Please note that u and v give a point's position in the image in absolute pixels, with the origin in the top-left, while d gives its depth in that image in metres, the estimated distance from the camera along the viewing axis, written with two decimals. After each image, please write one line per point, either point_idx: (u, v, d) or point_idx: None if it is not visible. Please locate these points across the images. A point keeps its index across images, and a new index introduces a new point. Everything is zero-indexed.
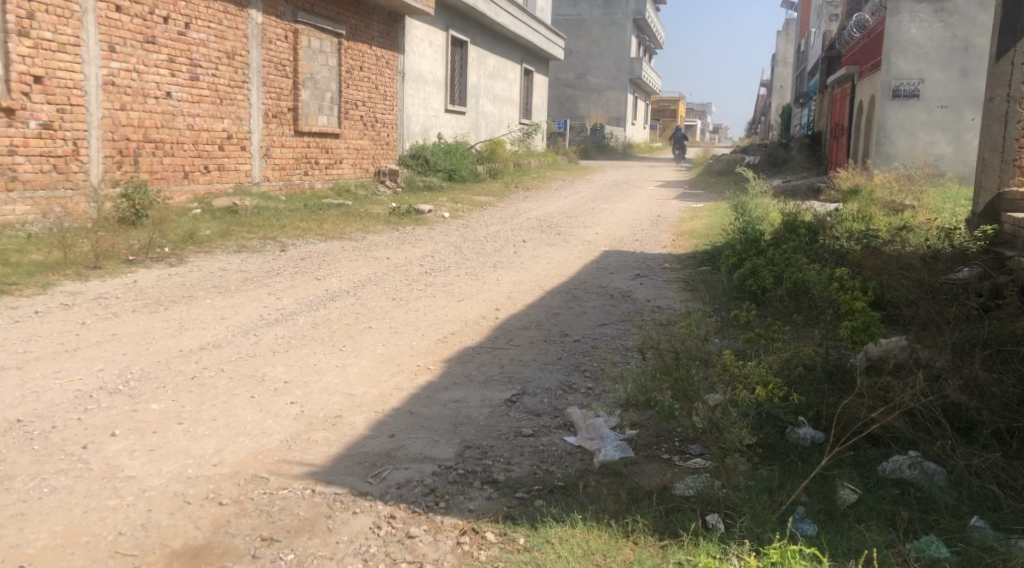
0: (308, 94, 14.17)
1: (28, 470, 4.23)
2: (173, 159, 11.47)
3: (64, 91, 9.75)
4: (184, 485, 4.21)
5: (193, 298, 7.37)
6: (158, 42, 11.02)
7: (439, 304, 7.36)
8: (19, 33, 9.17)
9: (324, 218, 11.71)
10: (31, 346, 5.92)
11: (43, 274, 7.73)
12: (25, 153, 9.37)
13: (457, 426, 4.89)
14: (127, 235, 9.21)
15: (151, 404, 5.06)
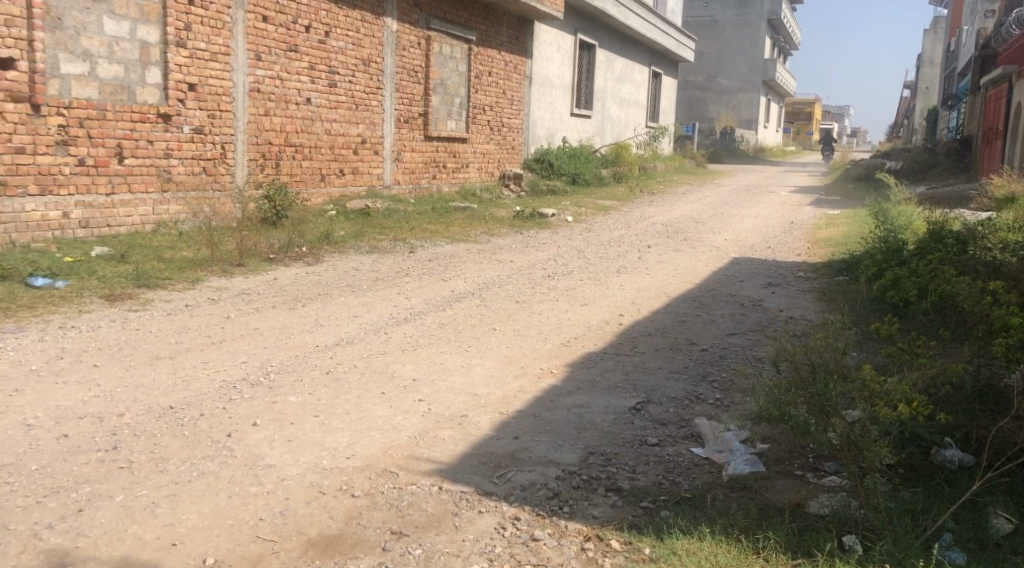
0: (438, 99, 14.50)
1: (178, 454, 4.50)
2: (311, 162, 11.94)
3: (215, 98, 10.29)
4: (319, 475, 4.40)
5: (327, 296, 7.67)
6: (299, 50, 11.49)
7: (563, 308, 7.41)
8: (176, 43, 9.74)
9: (451, 221, 11.95)
10: (181, 337, 6.29)
11: (193, 270, 8.20)
12: (179, 156, 9.95)
13: (581, 431, 4.92)
14: (268, 235, 9.66)
15: (290, 396, 5.30)
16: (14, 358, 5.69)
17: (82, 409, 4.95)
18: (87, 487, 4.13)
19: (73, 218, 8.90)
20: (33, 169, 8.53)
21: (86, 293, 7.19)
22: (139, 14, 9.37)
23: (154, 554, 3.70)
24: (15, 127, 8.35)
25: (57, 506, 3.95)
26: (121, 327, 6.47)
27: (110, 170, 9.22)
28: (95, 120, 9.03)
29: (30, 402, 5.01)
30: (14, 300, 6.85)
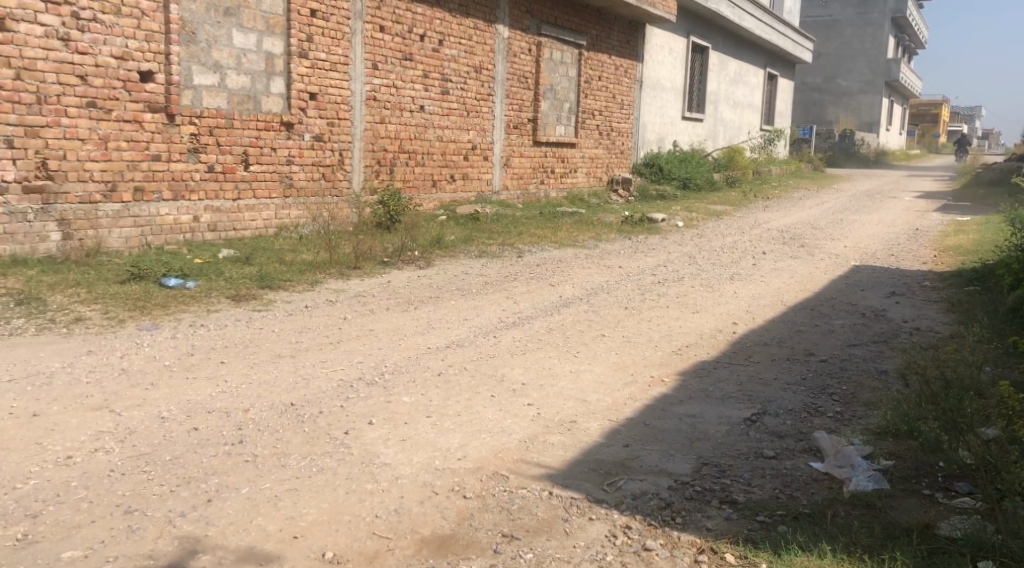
0: (548, 104, 14.56)
1: (299, 450, 4.66)
2: (423, 168, 12.17)
3: (334, 107, 10.62)
4: (432, 475, 4.49)
5: (438, 299, 7.80)
6: (414, 59, 11.74)
7: (674, 316, 7.33)
8: (298, 54, 10.09)
9: (559, 226, 11.98)
10: (301, 337, 6.52)
11: (311, 272, 8.48)
12: (300, 163, 10.31)
13: (694, 441, 4.86)
14: (382, 239, 9.90)
15: (403, 396, 5.42)
16: (149, 353, 6.01)
17: (211, 403, 5.19)
18: (215, 478, 4.32)
19: (202, 222, 9.32)
20: (167, 176, 8.97)
21: (213, 293, 7.54)
22: (265, 26, 9.75)
23: (277, 545, 3.84)
24: (152, 136, 8.79)
25: (188, 496, 4.15)
26: (246, 326, 6.74)
27: (236, 176, 9.62)
28: (223, 129, 9.44)
29: (164, 395, 5.28)
30: (148, 298, 7.23)
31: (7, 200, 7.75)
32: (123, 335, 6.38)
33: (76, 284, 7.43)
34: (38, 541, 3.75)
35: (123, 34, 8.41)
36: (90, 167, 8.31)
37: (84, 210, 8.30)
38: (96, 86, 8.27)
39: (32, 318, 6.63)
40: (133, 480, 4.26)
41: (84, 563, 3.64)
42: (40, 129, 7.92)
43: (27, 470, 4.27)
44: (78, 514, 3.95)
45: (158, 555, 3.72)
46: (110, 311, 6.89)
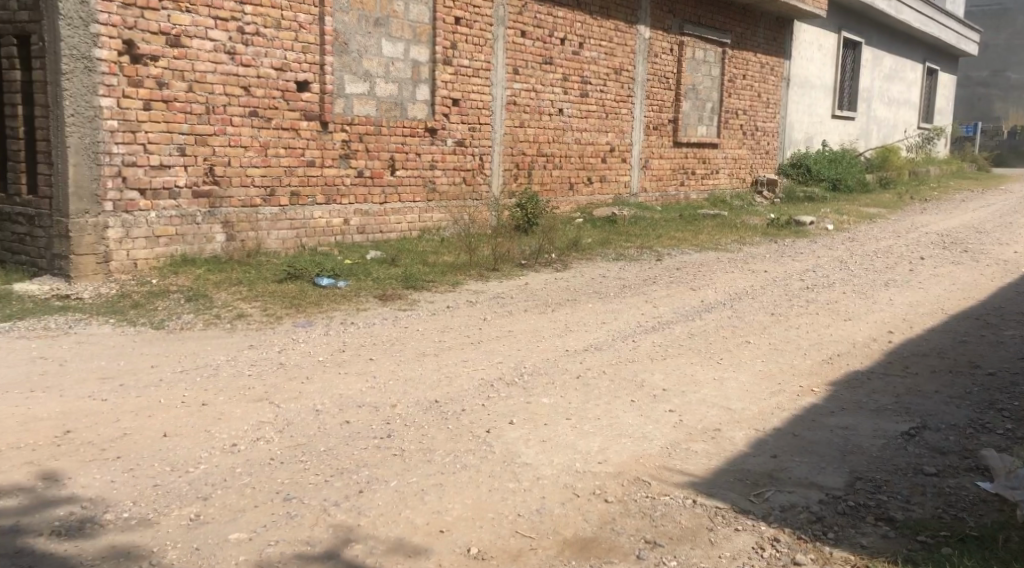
0: (689, 105, 14.35)
1: (444, 446, 4.76)
2: (562, 171, 12.22)
3: (476, 112, 10.81)
4: (573, 478, 4.49)
5: (577, 302, 7.81)
6: (555, 62, 11.80)
7: (823, 323, 7.07)
8: (443, 61, 10.33)
9: (700, 229, 11.77)
10: (444, 337, 6.66)
11: (453, 273, 8.65)
12: (443, 167, 10.55)
13: (847, 454, 4.68)
14: (521, 242, 10.00)
15: (543, 398, 5.45)
16: (304, 349, 6.27)
17: (361, 398, 5.37)
18: (366, 471, 4.47)
19: (352, 225, 9.67)
20: (320, 181, 9.35)
21: (362, 293, 7.80)
22: (412, 35, 10.02)
23: (424, 538, 3.93)
24: (307, 143, 9.18)
25: (341, 486, 4.31)
26: (393, 325, 6.94)
27: (383, 181, 9.94)
28: (373, 135, 9.75)
29: (318, 389, 5.50)
30: (302, 297, 7.54)
31: (179, 203, 8.23)
32: (281, 332, 6.69)
33: (238, 282, 7.85)
34: (208, 521, 3.95)
35: (282, 47, 8.82)
36: (251, 172, 8.74)
37: (246, 213, 8.75)
38: (258, 96, 8.69)
39: (199, 313, 7.04)
40: (291, 469, 4.45)
41: (249, 545, 3.80)
42: (209, 138, 8.37)
43: (197, 456, 4.52)
44: (242, 498, 4.15)
45: (316, 541, 3.86)
46: (268, 309, 7.23)
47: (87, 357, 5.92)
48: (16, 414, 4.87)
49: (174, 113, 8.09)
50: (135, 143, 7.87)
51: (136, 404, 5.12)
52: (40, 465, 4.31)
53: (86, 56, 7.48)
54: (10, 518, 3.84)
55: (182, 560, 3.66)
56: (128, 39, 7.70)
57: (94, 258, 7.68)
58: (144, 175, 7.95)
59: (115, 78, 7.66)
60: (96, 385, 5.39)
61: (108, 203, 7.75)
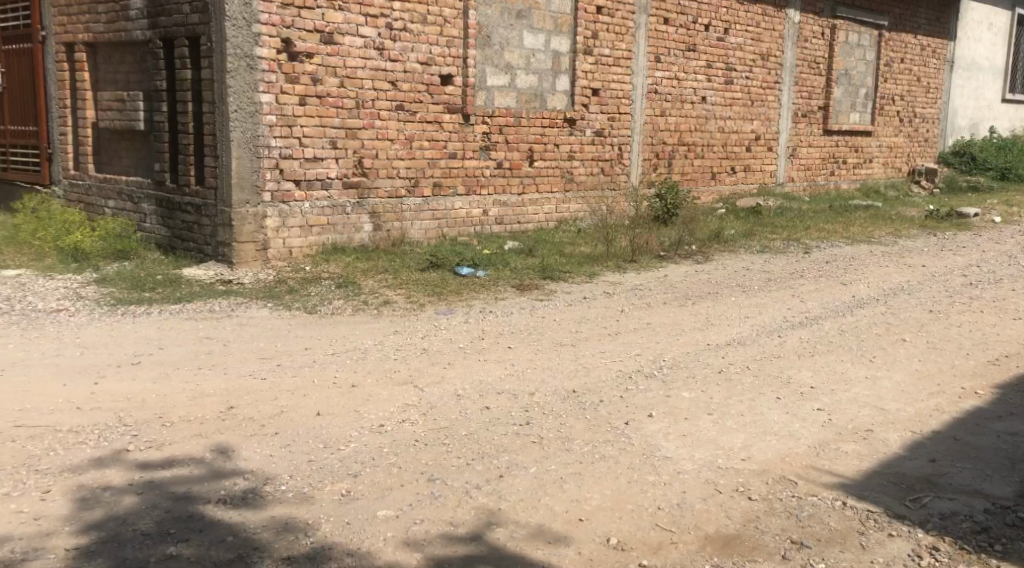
0: (841, 91, 13.79)
1: (583, 436, 4.76)
2: (703, 161, 11.99)
3: (615, 101, 10.74)
4: (715, 473, 4.40)
5: (719, 295, 7.64)
6: (698, 49, 11.57)
7: (988, 322, 6.65)
8: (584, 51, 10.29)
9: (852, 221, 11.29)
10: (582, 327, 6.66)
11: (591, 264, 8.62)
12: (581, 158, 10.55)
13: (1015, 463, 4.41)
14: (660, 233, 9.86)
15: (684, 392, 5.36)
16: (445, 336, 6.39)
17: (500, 385, 5.43)
18: (506, 456, 4.52)
19: (491, 215, 9.82)
20: (461, 172, 9.52)
21: (501, 282, 7.89)
22: (554, 26, 10.02)
23: (564, 526, 3.94)
24: (449, 135, 9.35)
25: (483, 470, 4.37)
26: (531, 315, 6.99)
27: (522, 172, 10.04)
28: (512, 127, 9.84)
29: (459, 375, 5.59)
30: (443, 286, 7.69)
31: (330, 194, 8.54)
32: (424, 319, 6.84)
33: (383, 270, 8.08)
34: (358, 497, 4.08)
35: (427, 41, 8.99)
36: (397, 165, 8.98)
37: (392, 203, 9.00)
38: (404, 90, 8.90)
39: (348, 299, 7.29)
40: (434, 451, 4.55)
41: (396, 522, 3.91)
42: (358, 131, 8.64)
43: (347, 434, 4.69)
44: (389, 477, 4.27)
45: (459, 522, 3.93)
46: (412, 296, 7.41)
47: (246, 338, 6.22)
48: (184, 389, 5.17)
49: (326, 108, 8.38)
50: (291, 137, 8.19)
51: (292, 383, 5.36)
52: (207, 437, 4.56)
53: (249, 55, 7.82)
54: (182, 485, 4.08)
55: (335, 534, 3.79)
56: (286, 38, 8.01)
57: (254, 246, 8.07)
58: (299, 167, 8.28)
59: (273, 75, 7.99)
60: (256, 364, 5.68)
61: (266, 194, 8.11)
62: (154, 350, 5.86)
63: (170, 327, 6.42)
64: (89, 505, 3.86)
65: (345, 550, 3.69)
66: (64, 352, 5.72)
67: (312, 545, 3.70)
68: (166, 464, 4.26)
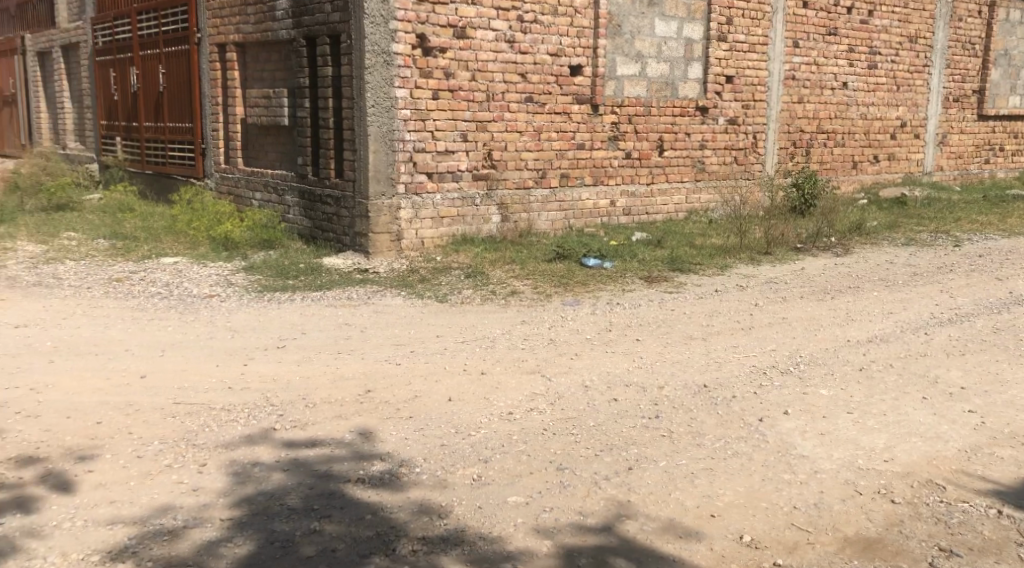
0: (999, 73, 13.09)
1: (714, 431, 4.68)
2: (844, 149, 11.58)
3: (750, 89, 10.49)
4: (855, 474, 4.25)
5: (859, 289, 7.35)
6: (840, 33, 11.15)
7: None
8: (718, 37, 10.08)
9: (1007, 212, 10.65)
10: (714, 321, 6.53)
11: (723, 257, 8.45)
12: (713, 147, 10.36)
13: None
14: (796, 223, 9.57)
15: (821, 389, 5.20)
16: (573, 327, 6.40)
17: (629, 377, 5.40)
18: (636, 448, 4.49)
19: (618, 206, 9.78)
20: (590, 163, 9.50)
21: (629, 274, 7.83)
22: (687, 13, 9.86)
23: (696, 521, 3.89)
24: (578, 126, 9.34)
25: (612, 461, 4.36)
26: (660, 307, 6.91)
27: (651, 162, 9.94)
28: (642, 117, 9.75)
29: (587, 366, 5.60)
30: (570, 277, 7.71)
31: (460, 186, 8.68)
32: (551, 310, 6.87)
33: (512, 261, 8.16)
34: (489, 483, 4.14)
35: (558, 32, 9.00)
36: (525, 156, 9.03)
37: (520, 194, 9.06)
38: (534, 82, 8.94)
39: (477, 289, 7.39)
40: (563, 440, 4.57)
41: (526, 509, 3.95)
42: (488, 124, 8.74)
43: (478, 421, 4.76)
44: (519, 464, 4.32)
45: (589, 513, 3.93)
46: (539, 287, 7.46)
47: (381, 325, 6.41)
48: (325, 372, 5.38)
49: (457, 101, 8.51)
50: (424, 130, 8.35)
51: (426, 369, 5.49)
52: (347, 419, 4.72)
53: (385, 51, 8.01)
54: (324, 464, 4.24)
55: (467, 517, 3.87)
56: (421, 33, 8.16)
57: (388, 236, 8.28)
58: (431, 160, 8.44)
59: (408, 70, 8.16)
60: (391, 350, 5.85)
61: (400, 186, 8.30)
62: (297, 335, 6.10)
63: (311, 313, 6.67)
64: (241, 479, 4.07)
65: (477, 534, 3.76)
66: (216, 335, 6.04)
67: (447, 527, 3.79)
68: (309, 444, 4.43)
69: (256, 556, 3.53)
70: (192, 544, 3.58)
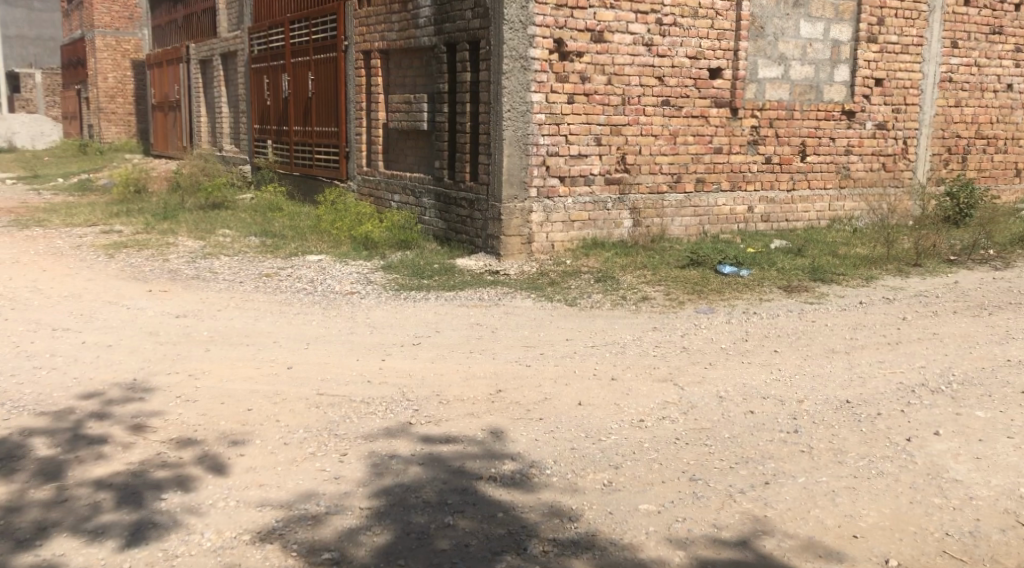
0: None
1: (858, 449, 4.47)
2: (1005, 156, 10.94)
3: (901, 92, 10.04)
4: (1016, 503, 3.98)
5: (1020, 306, 6.91)
6: (1005, 32, 10.52)
7: None
8: (869, 39, 9.68)
9: None
10: (858, 334, 6.26)
11: (868, 267, 8.10)
12: (859, 153, 9.97)
13: None
14: (950, 235, 9.11)
15: (977, 410, 4.90)
16: (707, 335, 6.27)
17: (766, 390, 5.23)
18: (773, 463, 4.34)
19: (756, 212, 9.52)
20: (727, 168, 9.30)
21: (767, 283, 7.61)
22: (834, 14, 9.52)
23: (837, 541, 3.73)
24: (716, 130, 9.15)
25: (748, 475, 4.23)
26: (799, 317, 6.68)
27: (793, 167, 9.65)
28: (784, 121, 9.47)
29: (721, 376, 5.46)
30: (704, 284, 7.56)
31: (593, 190, 8.64)
32: (684, 317, 6.74)
33: (644, 266, 8.06)
34: (620, 489, 4.09)
35: (697, 35, 8.84)
36: (660, 160, 8.92)
37: (653, 199, 8.96)
38: (671, 86, 8.81)
39: (608, 294, 7.34)
40: (697, 451, 4.47)
41: (659, 517, 3.88)
42: (623, 127, 8.67)
43: (609, 426, 4.72)
44: (651, 472, 4.25)
45: (724, 526, 3.83)
46: (671, 293, 7.34)
47: (513, 326, 6.44)
48: (458, 370, 5.45)
49: (593, 105, 8.47)
50: (558, 134, 8.36)
51: (556, 372, 5.48)
52: (479, 418, 4.77)
53: (523, 56, 8.05)
54: (459, 460, 4.29)
55: (599, 522, 3.83)
56: (558, 38, 8.17)
57: (520, 239, 8.32)
58: (565, 164, 8.43)
59: (545, 75, 8.17)
60: (521, 351, 5.87)
61: (533, 189, 8.32)
62: (431, 333, 6.21)
63: (445, 312, 6.78)
64: (379, 471, 4.16)
65: (609, 539, 3.72)
66: (356, 330, 6.22)
67: (578, 531, 3.76)
68: (444, 440, 4.49)
69: (393, 546, 3.60)
70: (334, 530, 3.69)
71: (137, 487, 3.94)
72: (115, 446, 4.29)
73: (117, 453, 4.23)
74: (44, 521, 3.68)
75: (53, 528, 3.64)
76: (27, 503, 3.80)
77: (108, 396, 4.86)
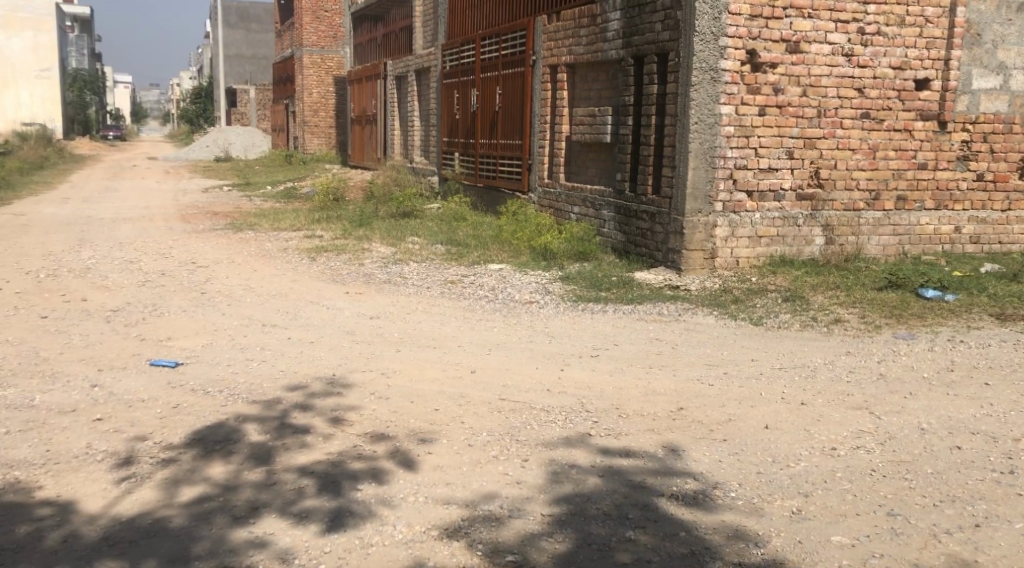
0: None
1: None
2: None
3: None
4: None
5: None
6: None
7: None
8: None
9: None
10: None
11: None
12: None
13: None
14: None
15: None
16: (907, 362, 5.89)
17: (976, 424, 4.86)
18: (984, 504, 4.01)
19: (964, 233, 8.91)
20: (931, 184, 8.74)
21: (975, 309, 7.08)
22: None
23: None
24: (920, 145, 8.63)
25: (953, 514, 3.93)
26: (1014, 349, 6.15)
27: (1009, 185, 9.02)
28: (1001, 135, 8.86)
29: (923, 407, 5.11)
30: (904, 307, 7.13)
31: (782, 205, 8.36)
32: (881, 342, 6.37)
33: (837, 286, 7.70)
34: (811, 518, 3.90)
35: (903, 44, 8.36)
36: (857, 175, 8.50)
37: (849, 216, 8.55)
38: (873, 97, 8.37)
39: (797, 314, 7.06)
40: (895, 485, 4.20)
41: (853, 551, 3.67)
42: (818, 141, 8.33)
43: (797, 452, 4.52)
44: (844, 503, 4.03)
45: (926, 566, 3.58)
46: (867, 316, 6.96)
47: (695, 343, 6.31)
48: (639, 385, 5.40)
49: (786, 117, 8.19)
50: (748, 147, 8.12)
51: (741, 393, 5.31)
52: (660, 434, 4.69)
53: (713, 68, 7.88)
54: (640, 475, 4.23)
55: (787, 550, 3.67)
56: (752, 49, 7.95)
57: (703, 254, 8.14)
58: (753, 178, 8.19)
59: (736, 86, 7.97)
60: (704, 369, 5.73)
61: (719, 204, 8.13)
62: (610, 345, 6.18)
63: (625, 325, 6.74)
64: (560, 478, 4.16)
65: None
66: (536, 338, 6.29)
67: (764, 557, 3.62)
68: (624, 453, 4.45)
69: (574, 555, 3.59)
70: (517, 534, 3.72)
71: (336, 476, 4.13)
72: (316, 436, 4.52)
73: (318, 443, 4.45)
74: (256, 501, 3.92)
75: (263, 508, 3.87)
76: (241, 483, 4.07)
77: (310, 389, 5.14)
